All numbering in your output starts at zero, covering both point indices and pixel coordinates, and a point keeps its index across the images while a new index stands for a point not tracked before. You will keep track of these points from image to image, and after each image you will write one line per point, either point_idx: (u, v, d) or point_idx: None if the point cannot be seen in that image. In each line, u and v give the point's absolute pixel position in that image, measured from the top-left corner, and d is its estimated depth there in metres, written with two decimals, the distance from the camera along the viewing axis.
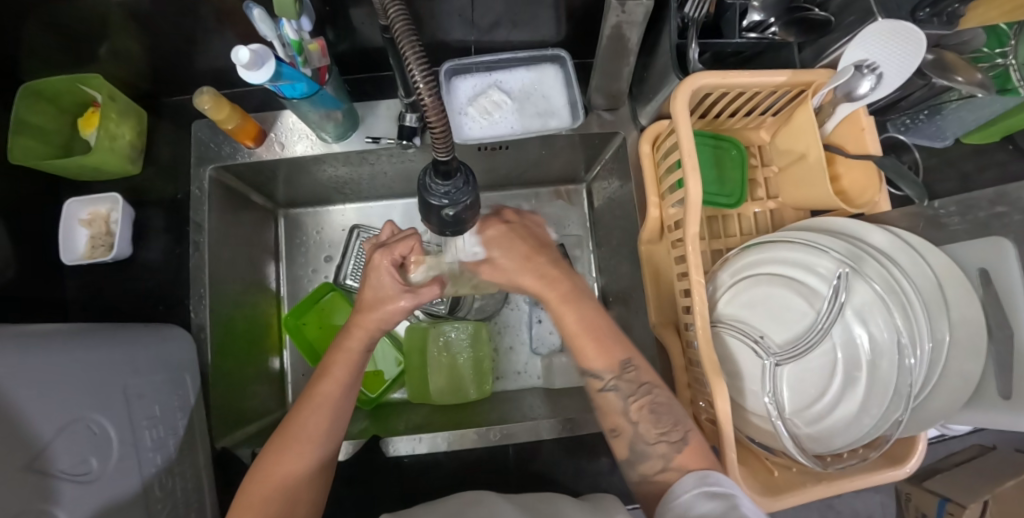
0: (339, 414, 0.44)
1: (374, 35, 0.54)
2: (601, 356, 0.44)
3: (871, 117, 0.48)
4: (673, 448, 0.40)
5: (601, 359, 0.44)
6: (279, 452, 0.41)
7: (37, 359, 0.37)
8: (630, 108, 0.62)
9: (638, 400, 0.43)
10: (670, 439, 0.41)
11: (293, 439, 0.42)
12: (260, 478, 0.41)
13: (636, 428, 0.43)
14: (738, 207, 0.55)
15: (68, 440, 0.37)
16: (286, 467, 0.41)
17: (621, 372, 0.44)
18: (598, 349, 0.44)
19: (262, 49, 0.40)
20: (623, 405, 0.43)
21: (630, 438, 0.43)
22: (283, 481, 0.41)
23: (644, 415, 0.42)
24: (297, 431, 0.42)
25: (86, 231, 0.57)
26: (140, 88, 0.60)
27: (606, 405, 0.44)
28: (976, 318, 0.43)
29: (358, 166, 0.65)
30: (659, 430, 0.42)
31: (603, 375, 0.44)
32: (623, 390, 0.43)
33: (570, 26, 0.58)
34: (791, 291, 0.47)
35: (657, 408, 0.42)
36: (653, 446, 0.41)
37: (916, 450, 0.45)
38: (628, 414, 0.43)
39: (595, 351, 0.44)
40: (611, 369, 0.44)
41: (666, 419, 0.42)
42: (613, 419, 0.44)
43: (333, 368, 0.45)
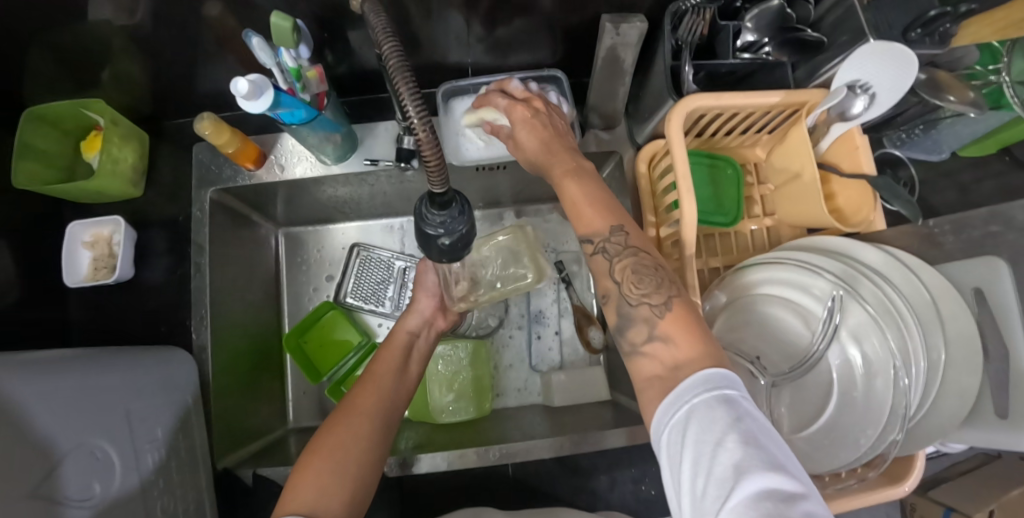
0: (393, 386, 0.50)
1: (372, 58, 0.55)
2: (601, 216, 0.40)
3: (865, 136, 0.49)
4: (656, 313, 0.36)
5: (588, 219, 0.40)
6: (339, 421, 0.44)
7: (41, 388, 0.37)
8: (627, 127, 0.63)
9: (623, 260, 0.38)
10: (652, 301, 0.36)
11: (349, 408, 0.45)
12: (326, 431, 0.43)
13: (620, 290, 0.38)
14: (734, 225, 0.55)
15: (73, 467, 0.38)
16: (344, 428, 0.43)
17: (610, 236, 0.39)
18: (595, 209, 0.40)
19: (262, 80, 0.41)
20: (610, 266, 0.39)
21: (616, 298, 0.38)
22: (343, 439, 0.42)
23: (627, 273, 0.38)
24: (358, 394, 0.48)
25: (88, 254, 0.57)
26: (142, 111, 0.61)
27: (596, 264, 0.40)
28: (971, 337, 0.44)
29: (358, 187, 0.66)
30: (645, 289, 0.37)
31: (590, 240, 0.40)
32: (611, 251, 0.39)
33: (565, 46, 0.58)
34: (787, 311, 0.47)
35: (643, 267, 0.38)
36: (637, 307, 0.36)
37: (914, 470, 0.45)
38: (613, 275, 0.39)
39: (588, 209, 0.40)
40: (596, 233, 0.39)
41: (650, 280, 0.37)
42: (601, 282, 0.40)
43: (386, 352, 0.54)
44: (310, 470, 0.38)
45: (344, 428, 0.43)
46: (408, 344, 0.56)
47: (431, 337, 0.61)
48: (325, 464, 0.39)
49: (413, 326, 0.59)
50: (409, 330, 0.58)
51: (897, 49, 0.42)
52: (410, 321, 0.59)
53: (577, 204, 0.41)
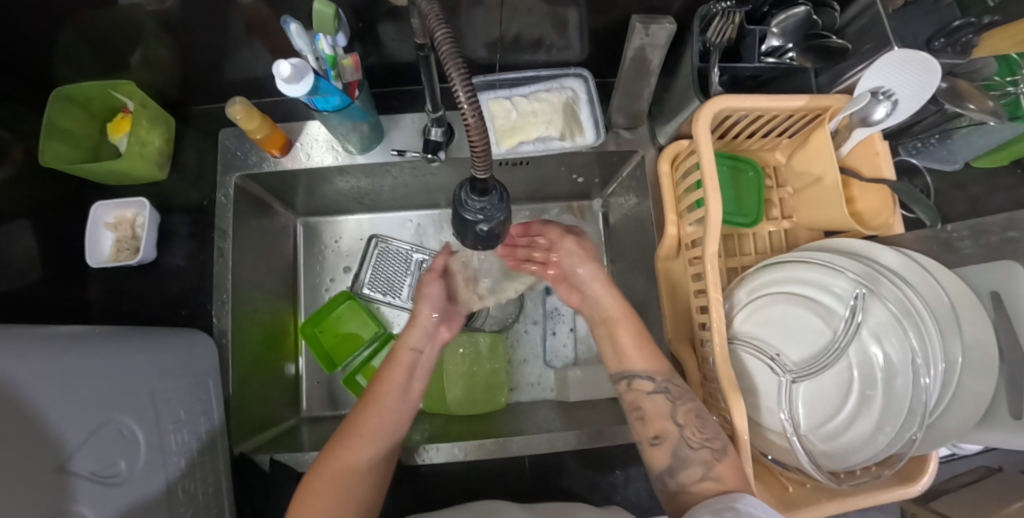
0: (397, 418, 0.49)
1: (402, 51, 0.56)
2: (648, 361, 0.50)
3: (887, 142, 0.50)
4: (714, 457, 0.42)
5: (644, 362, 0.50)
6: (345, 446, 0.45)
7: (75, 360, 0.37)
8: (649, 127, 0.64)
9: (687, 404, 0.47)
10: (713, 445, 0.43)
11: (353, 437, 0.46)
12: (321, 469, 0.44)
13: (682, 432, 0.46)
14: (754, 226, 0.56)
15: (101, 442, 0.37)
16: (344, 471, 0.44)
17: (670, 375, 0.49)
18: (645, 355, 0.50)
19: (302, 64, 0.42)
20: (670, 411, 0.47)
21: (675, 442, 0.45)
22: (343, 476, 0.44)
23: (690, 418, 0.45)
24: (359, 425, 0.47)
25: (111, 235, 0.58)
26: (169, 95, 0.61)
27: (656, 408, 0.47)
28: (988, 339, 0.44)
29: (380, 178, 0.66)
30: (705, 436, 0.44)
31: (654, 378, 0.49)
32: (673, 394, 0.47)
33: (593, 46, 0.59)
34: (807, 310, 0.48)
35: (703, 413, 0.45)
36: (698, 452, 0.43)
37: (928, 469, 0.46)
38: (676, 417, 0.46)
39: (640, 357, 0.50)
40: (660, 372, 0.49)
41: (711, 427, 0.44)
42: (659, 424, 0.47)
43: (392, 371, 0.51)
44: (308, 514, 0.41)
45: (342, 468, 0.44)
46: (409, 366, 0.52)
47: (436, 352, 0.55)
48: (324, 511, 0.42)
49: (415, 342, 0.53)
50: (411, 345, 0.53)
51: (920, 58, 0.44)
52: (413, 335, 0.53)
53: (630, 346, 0.51)
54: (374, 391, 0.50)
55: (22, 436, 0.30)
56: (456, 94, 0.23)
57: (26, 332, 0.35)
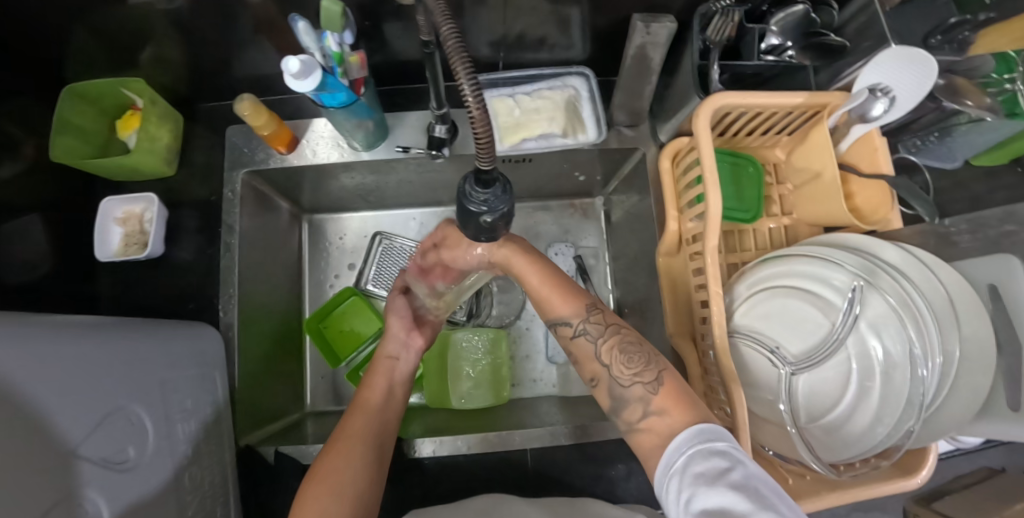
0: (382, 423, 0.48)
1: (407, 49, 0.57)
2: (565, 302, 0.45)
3: (885, 138, 0.51)
4: (648, 391, 0.40)
5: (564, 304, 0.45)
6: (335, 446, 0.44)
7: (86, 349, 0.38)
8: (650, 125, 0.64)
9: (609, 341, 0.43)
10: (643, 380, 0.41)
11: (339, 441, 0.45)
12: (314, 475, 0.41)
13: (610, 372, 0.43)
14: (754, 222, 0.57)
15: (111, 430, 0.38)
16: (337, 466, 0.42)
17: (587, 315, 0.45)
18: (562, 297, 0.46)
19: (309, 59, 0.42)
20: (595, 351, 0.44)
21: (607, 382, 0.43)
22: (337, 474, 0.41)
23: (615, 356, 0.43)
24: (342, 431, 0.46)
25: (120, 230, 0.58)
26: (178, 93, 0.62)
27: (581, 352, 0.44)
28: (986, 332, 0.45)
29: (385, 175, 0.67)
30: (633, 370, 0.42)
31: (571, 322, 0.45)
32: (593, 333, 0.44)
33: (595, 45, 0.60)
34: (806, 303, 0.48)
35: (628, 348, 0.43)
36: (630, 390, 0.41)
37: (928, 462, 0.46)
38: (601, 358, 0.43)
39: (557, 299, 0.46)
40: (577, 314, 0.45)
41: (637, 358, 0.42)
42: (590, 367, 0.44)
43: (373, 379, 0.52)
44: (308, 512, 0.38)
45: (336, 463, 0.42)
46: (388, 371, 0.53)
47: (414, 359, 0.56)
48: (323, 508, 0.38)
49: (392, 351, 0.55)
50: (389, 353, 0.54)
51: (916, 54, 0.45)
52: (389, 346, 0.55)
53: (542, 290, 0.47)
54: (358, 401, 0.50)
55: (36, 419, 0.31)
56: (465, 92, 0.21)
57: (38, 319, 0.36)
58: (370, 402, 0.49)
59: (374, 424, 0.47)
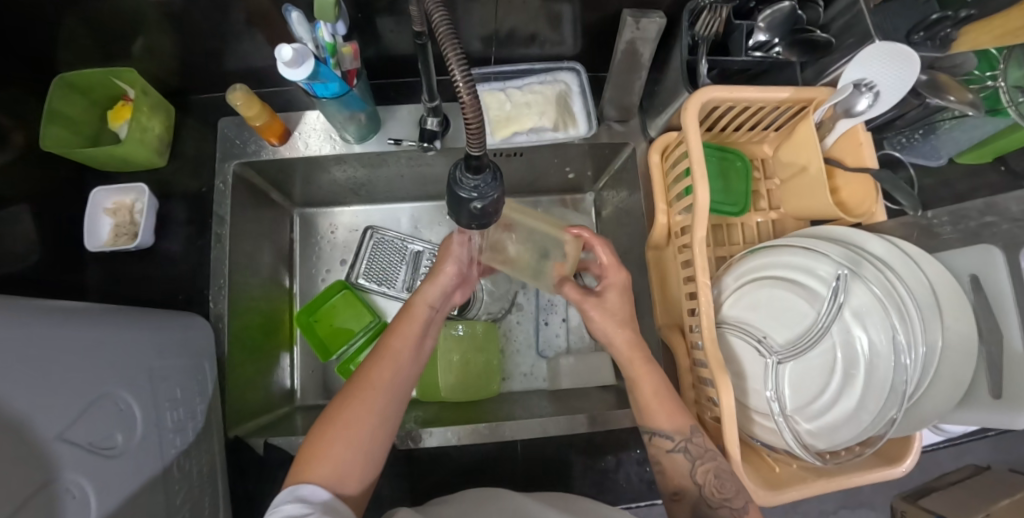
0: (405, 372, 0.45)
1: (400, 43, 0.57)
2: (670, 418, 0.47)
3: (870, 133, 0.52)
4: (736, 515, 0.42)
5: (667, 419, 0.46)
6: (354, 395, 0.42)
7: (74, 333, 0.38)
8: (641, 120, 0.65)
9: (706, 464, 0.44)
10: (733, 505, 0.42)
11: (364, 386, 0.42)
12: (332, 418, 0.40)
13: (700, 491, 0.44)
14: (742, 215, 0.58)
15: (99, 415, 0.38)
16: (359, 411, 0.41)
17: (690, 435, 0.46)
18: (666, 411, 0.47)
19: (303, 48, 0.43)
20: (691, 468, 0.45)
21: (696, 501, 0.44)
22: (354, 422, 0.40)
23: (708, 478, 0.44)
24: (368, 377, 0.43)
25: (110, 220, 0.58)
26: (170, 84, 0.62)
27: (675, 466, 0.45)
28: (968, 321, 0.46)
29: (376, 168, 0.67)
30: (727, 497, 0.43)
31: (672, 436, 0.46)
32: (693, 454, 0.45)
33: (586, 41, 0.60)
34: (793, 294, 0.49)
35: (723, 472, 0.44)
36: (718, 512, 0.42)
37: (911, 450, 0.47)
38: (695, 477, 0.44)
39: (663, 412, 0.47)
40: (680, 431, 0.46)
41: (730, 485, 0.43)
42: (678, 482, 0.45)
43: (401, 327, 0.48)
44: (333, 443, 0.39)
45: (359, 408, 0.41)
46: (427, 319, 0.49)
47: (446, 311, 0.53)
48: (340, 444, 0.39)
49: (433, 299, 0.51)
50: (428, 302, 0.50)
51: (900, 50, 0.45)
52: (429, 291, 0.51)
53: (648, 397, 0.48)
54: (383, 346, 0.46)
55: (25, 399, 0.31)
56: (457, 82, 0.23)
57: (27, 304, 0.36)
58: (397, 353, 0.45)
59: (400, 377, 0.44)
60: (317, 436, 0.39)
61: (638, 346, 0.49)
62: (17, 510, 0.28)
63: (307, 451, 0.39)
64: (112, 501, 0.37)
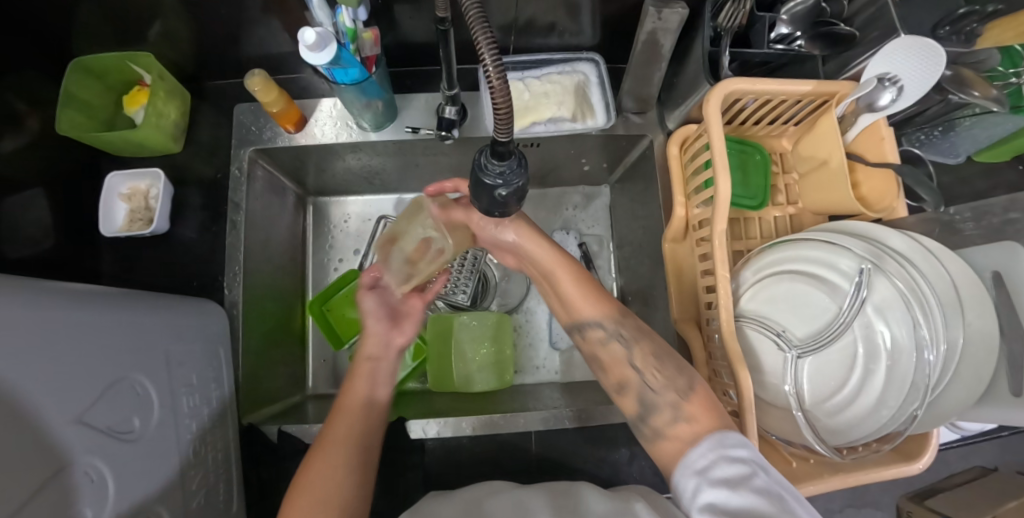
0: (368, 421, 0.47)
1: (418, 31, 0.57)
2: (595, 307, 0.49)
3: (892, 128, 0.51)
4: (682, 397, 0.43)
5: (593, 310, 0.48)
6: (316, 457, 0.44)
7: (92, 316, 0.38)
8: (658, 113, 0.64)
9: (642, 348, 0.46)
10: (678, 388, 0.44)
11: (323, 446, 0.44)
12: (297, 492, 0.41)
13: (641, 377, 0.46)
14: (761, 209, 0.57)
15: (117, 398, 0.38)
16: (325, 465, 0.42)
17: (619, 321, 0.48)
18: (592, 302, 0.49)
19: (325, 32, 0.43)
20: (627, 357, 0.47)
21: (638, 388, 0.45)
22: (319, 482, 0.41)
23: (648, 362, 0.46)
24: (327, 437, 0.45)
25: (125, 206, 0.58)
26: (185, 70, 0.62)
27: (613, 356, 0.47)
28: (989, 318, 0.45)
29: (391, 157, 0.67)
30: (666, 377, 0.44)
31: (603, 324, 0.48)
32: (625, 338, 0.47)
33: (605, 31, 0.60)
34: (814, 288, 0.48)
35: (661, 353, 0.46)
36: (663, 396, 0.44)
37: (929, 447, 0.47)
38: (633, 363, 0.46)
39: (588, 305, 0.49)
40: (610, 318, 0.48)
41: (670, 366, 0.45)
42: (619, 371, 0.47)
43: (354, 382, 0.50)
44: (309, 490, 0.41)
45: (323, 463, 0.43)
46: (373, 367, 0.51)
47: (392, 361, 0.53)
48: (319, 487, 0.41)
49: (373, 350, 0.52)
50: (370, 354, 0.52)
51: (926, 44, 0.45)
52: (371, 343, 0.53)
53: (575, 297, 0.50)
54: (338, 407, 0.48)
55: (43, 381, 0.31)
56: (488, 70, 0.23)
57: (49, 287, 0.36)
58: (355, 405, 0.48)
59: (364, 423, 0.47)
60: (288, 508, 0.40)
61: (572, 261, 0.51)
62: (26, 502, 0.27)
63: None
64: (129, 486, 0.37)
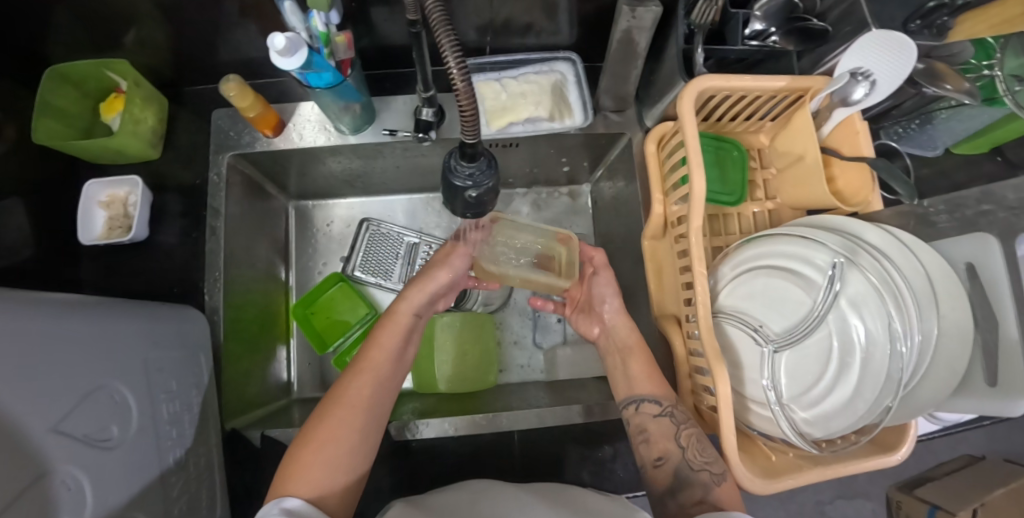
0: (382, 386, 0.47)
1: (393, 33, 0.56)
2: (651, 384, 0.52)
3: (865, 122, 0.51)
4: (715, 478, 0.45)
5: (652, 386, 0.52)
6: (330, 409, 0.43)
7: (68, 325, 0.38)
8: (637, 110, 0.64)
9: (690, 429, 0.49)
10: (713, 469, 0.46)
11: (337, 404, 0.44)
12: (306, 443, 0.41)
13: (683, 454, 0.48)
14: (738, 205, 0.58)
15: (93, 407, 0.38)
16: (336, 430, 0.42)
17: (676, 402, 0.51)
18: (653, 382, 0.53)
19: (296, 38, 0.43)
20: (675, 431, 0.49)
21: (677, 462, 0.47)
22: (334, 439, 0.42)
23: (693, 442, 0.48)
24: (342, 395, 0.44)
25: (103, 213, 0.58)
26: (162, 76, 0.62)
27: (660, 430, 0.49)
28: (961, 309, 0.46)
29: (371, 160, 0.67)
30: (705, 459, 0.47)
31: (659, 401, 0.51)
32: (677, 419, 0.50)
33: (582, 30, 0.60)
34: (789, 282, 0.48)
35: (704, 439, 0.48)
36: (699, 474, 0.46)
37: (908, 438, 0.48)
38: (678, 439, 0.48)
39: (648, 381, 0.53)
40: (666, 398, 0.51)
41: (711, 451, 0.47)
42: (662, 444, 0.49)
43: (380, 334, 0.49)
44: (317, 444, 0.41)
45: (336, 427, 0.42)
46: (410, 326, 0.51)
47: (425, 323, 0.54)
48: (326, 451, 0.41)
49: (418, 306, 0.52)
50: (411, 310, 0.52)
51: (896, 38, 0.45)
52: (411, 299, 0.52)
53: (637, 375, 0.53)
54: (360, 359, 0.47)
55: (19, 390, 0.31)
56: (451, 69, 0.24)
57: (23, 296, 0.36)
58: (377, 363, 0.47)
59: (379, 388, 0.46)
60: (294, 455, 0.41)
61: (642, 343, 0.56)
62: (10, 504, 0.28)
63: (281, 472, 0.40)
64: (107, 492, 0.37)
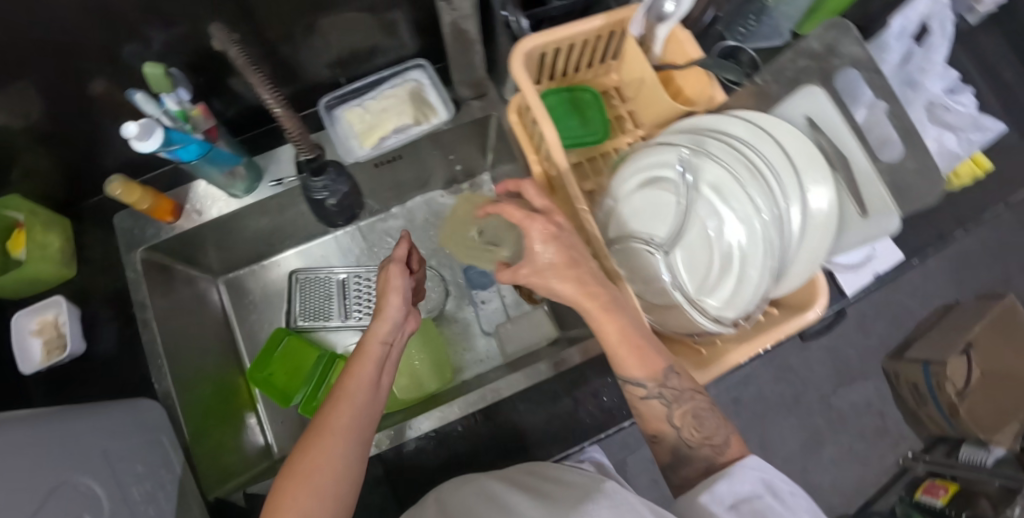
0: (366, 417, 0.42)
1: (254, 95, 0.61)
2: (641, 366, 0.43)
3: (688, 30, 0.56)
4: (717, 450, 0.43)
5: (641, 370, 0.43)
6: (310, 439, 0.39)
7: (18, 432, 0.39)
8: (498, 91, 0.69)
9: (682, 407, 0.44)
10: (713, 442, 0.44)
11: (323, 434, 0.39)
12: (292, 474, 0.37)
13: (679, 433, 0.45)
14: (606, 141, 0.62)
15: (62, 501, 0.38)
16: (317, 459, 0.38)
17: (664, 380, 0.43)
18: (637, 359, 0.43)
19: (148, 121, 0.46)
20: (668, 412, 0.44)
21: (674, 442, 0.45)
22: (319, 480, 0.37)
23: (687, 420, 0.44)
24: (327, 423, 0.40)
25: (37, 340, 0.60)
26: (58, 200, 0.65)
27: (652, 412, 0.45)
28: (818, 158, 0.47)
29: (278, 214, 0.71)
30: (705, 434, 0.44)
31: (645, 385, 0.44)
32: (667, 398, 0.44)
33: (423, 38, 0.65)
34: (661, 189, 0.51)
35: (701, 412, 0.44)
36: (699, 451, 0.44)
37: (820, 291, 0.49)
38: (673, 421, 0.45)
39: (636, 364, 0.43)
40: (654, 378, 0.43)
41: (709, 423, 0.44)
42: (656, 425, 0.46)
43: (355, 364, 0.44)
44: (298, 480, 0.37)
45: (318, 458, 0.38)
46: (384, 354, 0.46)
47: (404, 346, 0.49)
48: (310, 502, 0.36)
49: (385, 333, 0.46)
50: (382, 337, 0.46)
51: None
52: (381, 326, 0.46)
53: (618, 348, 0.42)
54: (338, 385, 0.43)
55: None
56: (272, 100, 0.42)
57: None
58: (356, 384, 0.42)
59: (356, 419, 0.41)
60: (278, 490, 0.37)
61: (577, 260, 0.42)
62: None
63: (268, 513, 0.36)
64: None
